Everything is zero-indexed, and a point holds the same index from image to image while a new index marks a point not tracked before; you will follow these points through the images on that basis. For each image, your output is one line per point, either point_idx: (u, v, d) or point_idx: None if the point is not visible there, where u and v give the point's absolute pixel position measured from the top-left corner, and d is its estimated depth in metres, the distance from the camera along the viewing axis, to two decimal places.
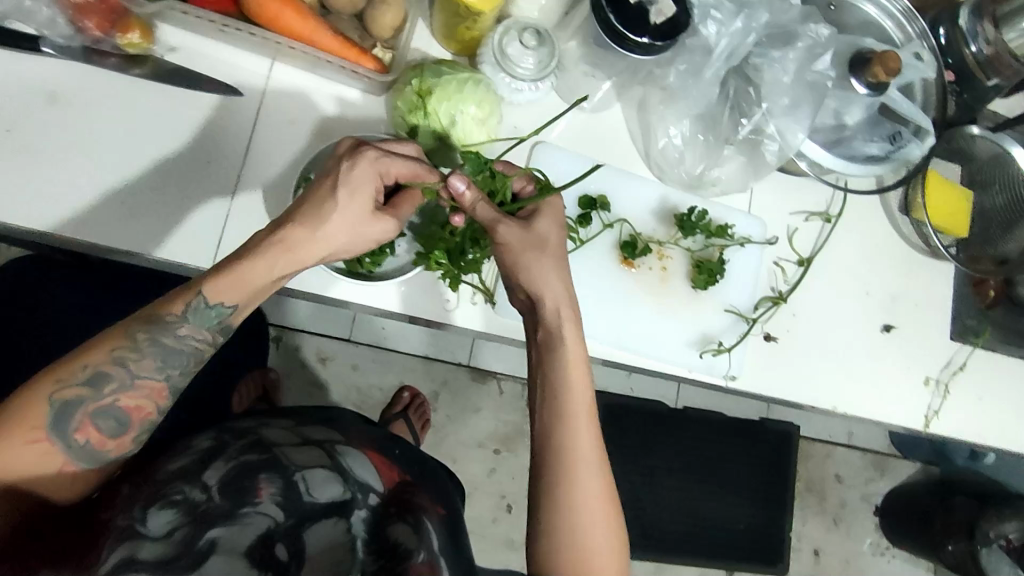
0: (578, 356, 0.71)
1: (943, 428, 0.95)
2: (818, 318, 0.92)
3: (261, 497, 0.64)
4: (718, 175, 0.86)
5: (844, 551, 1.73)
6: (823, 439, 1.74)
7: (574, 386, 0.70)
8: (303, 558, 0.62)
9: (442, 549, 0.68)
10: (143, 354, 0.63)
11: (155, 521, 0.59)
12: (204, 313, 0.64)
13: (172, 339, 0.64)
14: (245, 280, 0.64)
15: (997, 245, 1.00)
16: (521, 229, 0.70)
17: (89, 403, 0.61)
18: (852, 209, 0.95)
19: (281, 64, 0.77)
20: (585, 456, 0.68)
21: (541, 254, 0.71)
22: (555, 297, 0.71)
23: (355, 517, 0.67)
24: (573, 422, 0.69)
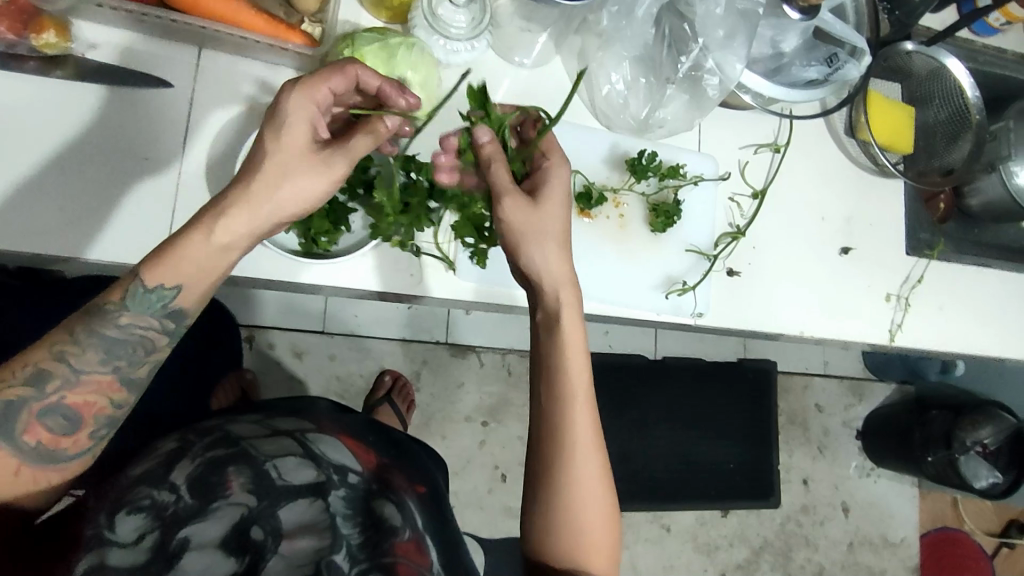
0: (576, 339, 0.70)
1: (908, 340, 0.99)
2: (778, 249, 0.93)
3: (231, 489, 0.65)
4: (664, 115, 0.86)
5: (832, 477, 1.78)
6: (800, 372, 1.79)
7: (570, 368, 0.70)
8: (279, 535, 0.64)
9: (424, 526, 0.73)
10: (84, 348, 0.60)
11: (123, 528, 0.60)
12: (144, 298, 0.61)
13: (112, 329, 0.61)
14: (182, 256, 0.60)
15: (942, 157, 1.02)
16: (528, 206, 0.68)
17: (33, 402, 0.59)
18: (800, 137, 0.96)
19: (209, 50, 0.75)
20: (580, 437, 0.69)
21: (540, 232, 0.69)
22: (554, 277, 0.70)
23: (332, 497, 0.68)
24: (570, 401, 0.69)
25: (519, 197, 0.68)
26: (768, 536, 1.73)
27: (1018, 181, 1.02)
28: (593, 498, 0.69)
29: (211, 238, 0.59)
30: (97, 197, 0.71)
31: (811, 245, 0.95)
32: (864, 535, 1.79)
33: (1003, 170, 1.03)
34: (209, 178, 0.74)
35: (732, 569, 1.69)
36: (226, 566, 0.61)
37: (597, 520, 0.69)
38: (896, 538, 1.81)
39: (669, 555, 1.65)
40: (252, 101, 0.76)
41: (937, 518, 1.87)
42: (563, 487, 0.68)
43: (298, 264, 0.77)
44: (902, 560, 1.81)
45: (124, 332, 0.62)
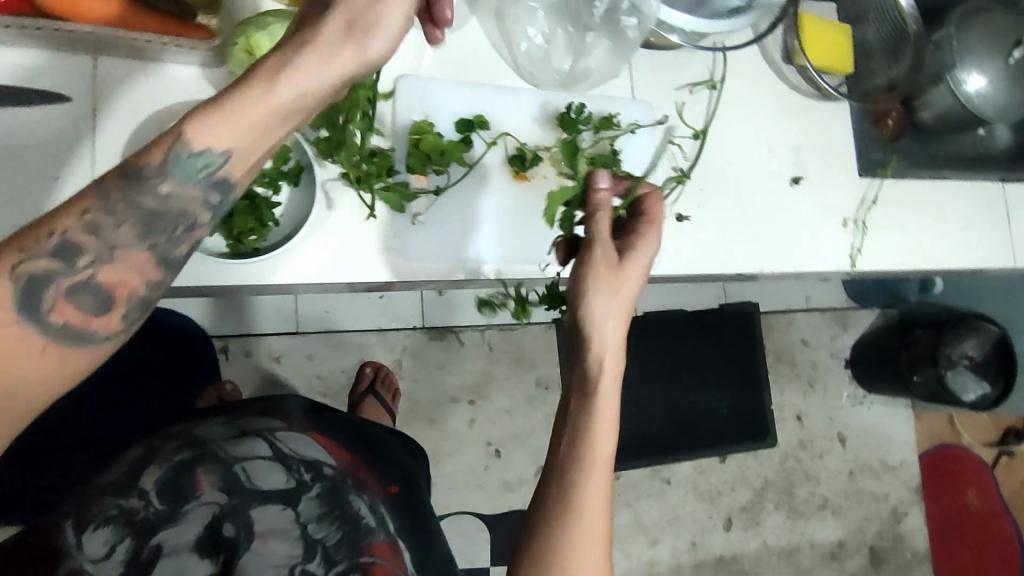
0: (610, 411, 0.63)
1: (869, 263, 0.97)
2: (725, 187, 0.92)
3: (201, 489, 0.66)
4: (587, 65, 0.85)
5: (825, 409, 1.78)
6: (782, 309, 1.78)
7: (599, 435, 0.62)
8: (251, 532, 0.67)
9: (398, 529, 0.73)
10: (117, 217, 0.52)
11: (92, 544, 0.60)
12: (186, 162, 0.52)
13: (151, 198, 0.53)
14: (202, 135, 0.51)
15: (884, 75, 0.99)
16: (609, 262, 0.66)
17: (62, 278, 0.50)
18: (738, 70, 0.94)
19: (105, 58, 0.72)
20: (593, 520, 0.60)
21: (617, 292, 0.66)
22: (598, 335, 0.65)
23: (303, 501, 0.69)
24: (591, 470, 0.61)
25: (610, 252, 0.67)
26: (769, 477, 1.72)
27: (967, 88, 1.00)
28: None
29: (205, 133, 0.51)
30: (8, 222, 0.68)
31: (760, 179, 0.94)
32: (863, 462, 1.79)
33: (951, 80, 1.01)
34: None
35: (737, 514, 1.69)
36: (202, 567, 0.64)
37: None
38: (895, 461, 1.82)
39: (672, 508, 1.64)
40: (160, 103, 0.73)
41: (934, 437, 1.87)
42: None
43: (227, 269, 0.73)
44: (904, 482, 1.82)
45: (162, 203, 0.53)
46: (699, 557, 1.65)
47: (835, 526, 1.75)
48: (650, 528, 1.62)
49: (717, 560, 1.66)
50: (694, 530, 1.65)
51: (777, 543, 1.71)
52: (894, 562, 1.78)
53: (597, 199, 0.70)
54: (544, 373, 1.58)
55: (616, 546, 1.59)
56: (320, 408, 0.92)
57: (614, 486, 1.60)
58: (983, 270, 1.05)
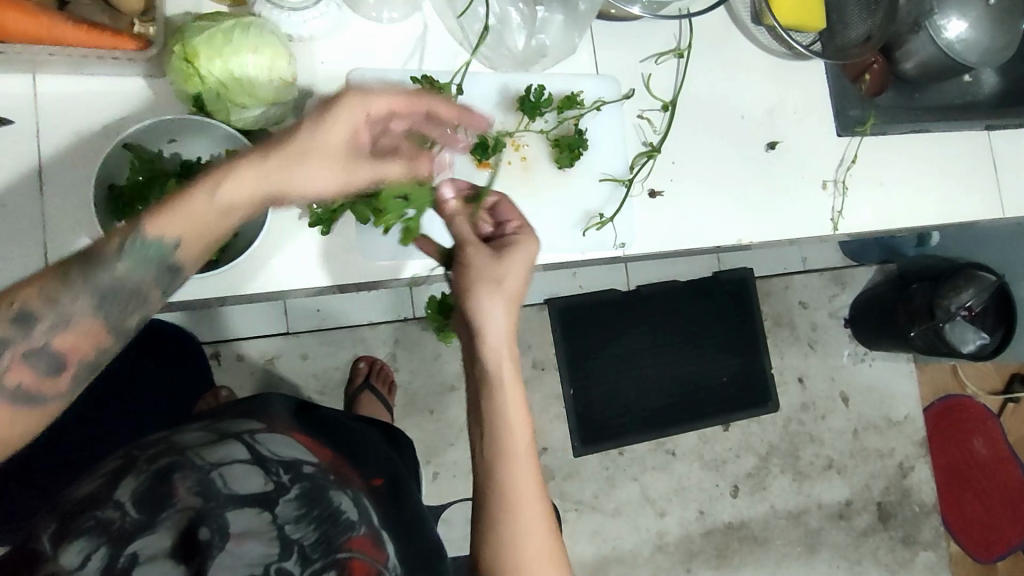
0: (517, 396, 0.67)
1: (852, 225, 0.95)
2: (698, 158, 0.89)
3: (179, 496, 0.62)
4: (544, 40, 0.83)
5: (826, 369, 1.77)
6: (779, 273, 1.75)
7: (514, 423, 0.66)
8: (227, 534, 0.63)
9: (381, 523, 0.75)
10: (75, 293, 0.55)
11: (69, 555, 0.57)
12: (153, 245, 0.56)
13: (106, 278, 0.55)
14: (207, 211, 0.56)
15: (856, 28, 0.95)
16: (488, 255, 0.69)
17: (18, 345, 0.53)
18: (705, 35, 0.91)
19: (44, 74, 0.69)
20: (530, 501, 0.65)
21: (499, 278, 0.68)
22: (493, 330, 0.67)
23: (282, 500, 0.67)
24: (513, 460, 0.65)
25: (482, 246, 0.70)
26: (773, 441, 1.71)
27: (948, 35, 0.95)
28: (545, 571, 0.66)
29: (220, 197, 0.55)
30: None
31: (735, 146, 0.91)
32: (867, 420, 1.78)
33: (931, 26, 0.96)
34: (76, 208, 0.70)
35: (743, 480, 1.68)
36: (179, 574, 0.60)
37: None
38: (899, 416, 1.81)
39: (678, 478, 1.64)
40: (104, 118, 0.71)
41: (938, 388, 1.86)
42: (518, 562, 0.65)
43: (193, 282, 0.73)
44: (909, 436, 1.81)
45: (119, 282, 0.56)
46: (708, 525, 1.65)
47: (842, 484, 1.75)
48: (658, 500, 1.62)
49: (726, 527, 1.66)
50: (701, 499, 1.65)
51: (784, 507, 1.71)
52: (902, 516, 1.78)
53: (449, 211, 0.73)
54: (539, 355, 1.57)
55: (625, 520, 1.59)
56: (296, 404, 0.91)
57: (617, 461, 1.59)
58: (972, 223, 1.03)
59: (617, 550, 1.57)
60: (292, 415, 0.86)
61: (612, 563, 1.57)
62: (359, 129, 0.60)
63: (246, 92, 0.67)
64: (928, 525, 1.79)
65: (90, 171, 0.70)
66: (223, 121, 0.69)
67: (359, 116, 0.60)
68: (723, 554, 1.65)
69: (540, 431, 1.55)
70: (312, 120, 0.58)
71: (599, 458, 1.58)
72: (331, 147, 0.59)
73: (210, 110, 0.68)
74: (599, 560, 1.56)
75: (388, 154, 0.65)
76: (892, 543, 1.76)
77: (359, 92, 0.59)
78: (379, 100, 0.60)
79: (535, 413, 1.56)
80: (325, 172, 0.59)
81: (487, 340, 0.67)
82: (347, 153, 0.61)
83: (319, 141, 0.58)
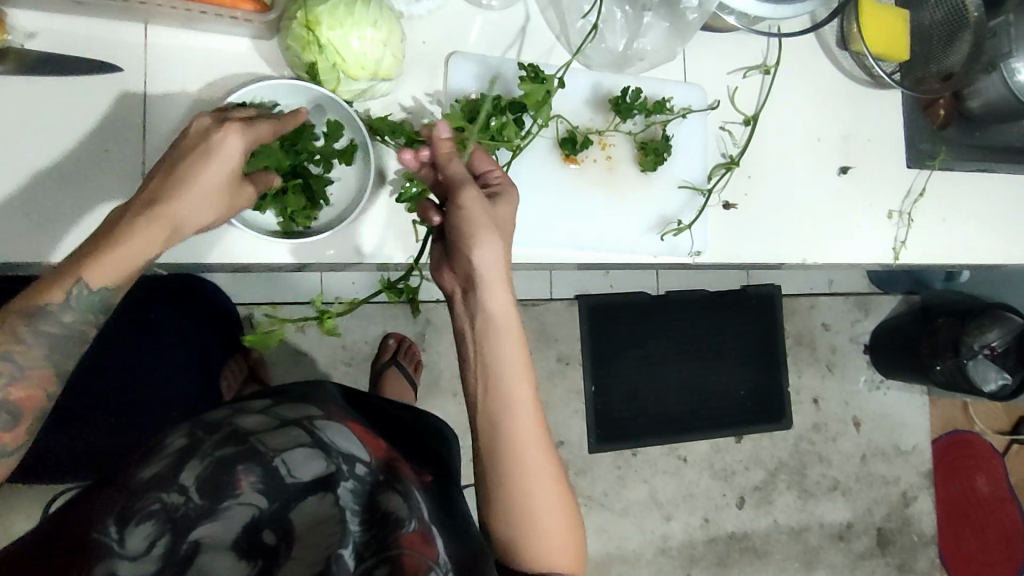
0: (515, 341, 0.68)
1: (912, 256, 0.97)
2: (774, 176, 0.90)
3: (240, 488, 0.63)
4: (643, 46, 0.84)
5: (842, 393, 1.68)
6: (805, 292, 1.66)
7: (511, 377, 0.67)
8: (292, 538, 0.62)
9: (431, 517, 0.69)
10: (27, 345, 0.56)
11: (133, 538, 0.57)
12: (87, 296, 0.56)
13: (56, 326, 0.57)
14: (122, 260, 0.55)
15: (941, 61, 0.95)
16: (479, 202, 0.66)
17: None
18: (791, 55, 0.92)
19: (156, 26, 0.72)
20: (531, 442, 0.68)
21: (491, 226, 0.65)
22: (492, 274, 0.66)
23: (341, 491, 0.66)
24: (513, 414, 0.67)
25: (477, 190, 0.66)
26: (782, 457, 1.62)
27: (1021, 78, 0.91)
28: (554, 514, 0.70)
29: (140, 251, 0.56)
30: (60, 198, 0.69)
31: (809, 168, 0.92)
32: (876, 446, 1.70)
33: (1005, 68, 0.92)
34: None
35: (750, 493, 1.60)
36: (236, 567, 0.59)
37: (559, 522, 0.70)
38: (908, 446, 1.72)
39: (687, 484, 1.56)
40: (211, 77, 0.73)
41: (947, 422, 1.77)
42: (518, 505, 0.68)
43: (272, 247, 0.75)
44: (915, 467, 1.73)
45: (67, 330, 0.58)
46: (712, 533, 1.57)
47: (845, 507, 1.66)
48: (666, 504, 1.54)
49: (728, 536, 1.58)
50: (707, 507, 1.57)
51: (787, 522, 1.62)
52: (900, 544, 1.70)
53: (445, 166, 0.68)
54: (566, 350, 1.48)
55: (632, 520, 1.52)
56: (342, 388, 0.86)
57: (630, 461, 1.52)
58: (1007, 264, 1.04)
59: (622, 548, 1.50)
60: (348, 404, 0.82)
61: (615, 561, 1.50)
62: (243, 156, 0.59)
63: (359, 65, 0.68)
64: (924, 556, 1.71)
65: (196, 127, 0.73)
66: (331, 90, 0.71)
67: (240, 145, 0.58)
68: (723, 564, 1.58)
69: (556, 424, 1.47)
70: (195, 156, 0.57)
71: (613, 456, 1.51)
72: (225, 182, 0.58)
73: (321, 78, 0.70)
74: (602, 557, 1.49)
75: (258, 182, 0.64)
76: (887, 570, 1.69)
77: (240, 128, 0.58)
78: (259, 128, 0.59)
79: (554, 408, 1.47)
80: (211, 207, 0.59)
81: (489, 291, 0.66)
82: (232, 178, 0.59)
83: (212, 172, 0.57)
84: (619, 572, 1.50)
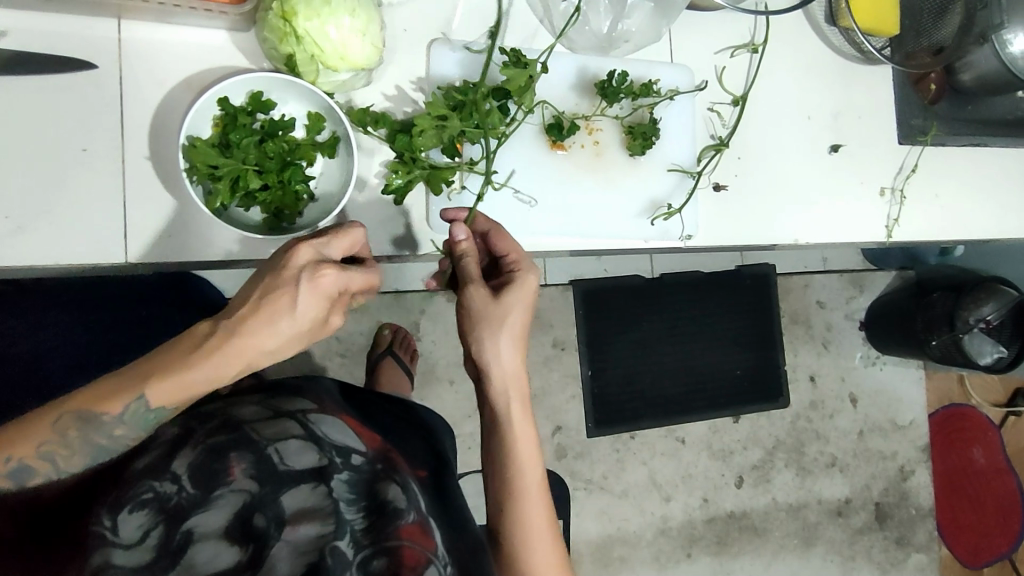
0: (525, 431, 0.73)
1: (905, 233, 0.96)
2: (764, 155, 0.89)
3: (233, 475, 0.62)
4: (627, 28, 0.83)
5: (838, 370, 1.68)
6: (799, 271, 1.65)
7: (523, 465, 0.72)
8: (284, 523, 0.62)
9: (429, 508, 0.69)
10: (73, 450, 0.59)
11: (126, 528, 0.57)
12: (144, 415, 0.59)
13: (105, 437, 0.60)
14: (184, 390, 0.58)
15: (931, 34, 0.94)
16: (523, 310, 0.72)
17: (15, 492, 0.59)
18: (778, 33, 0.91)
19: (129, 20, 0.70)
20: (536, 525, 0.72)
21: (509, 327, 0.71)
22: (505, 375, 0.72)
23: (335, 481, 0.65)
24: (523, 497, 0.72)
25: (522, 295, 0.72)
26: (780, 435, 1.63)
27: (1012, 50, 0.89)
28: None
29: (227, 377, 0.59)
30: (41, 198, 0.68)
31: (801, 148, 0.91)
32: (873, 421, 1.70)
33: (996, 40, 0.89)
34: (156, 161, 0.71)
35: (748, 472, 1.61)
36: (229, 555, 0.59)
37: None
38: (905, 421, 1.73)
39: (685, 465, 1.56)
40: (186, 71, 0.72)
41: (943, 396, 1.77)
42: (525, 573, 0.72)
43: (248, 244, 0.73)
44: (912, 441, 1.73)
45: (114, 441, 0.60)
46: (711, 512, 1.58)
47: (843, 483, 1.67)
48: (664, 485, 1.55)
49: (728, 515, 1.58)
50: (706, 487, 1.58)
51: (785, 500, 1.63)
52: (898, 517, 1.70)
53: (461, 250, 0.71)
54: (561, 335, 1.48)
55: (630, 502, 1.52)
56: (332, 380, 0.85)
57: (628, 445, 1.52)
58: (1001, 239, 1.03)
59: (622, 531, 1.51)
60: (343, 400, 0.81)
61: (616, 543, 1.50)
62: (327, 302, 0.61)
63: (338, 54, 0.67)
64: (921, 529, 1.72)
65: (175, 124, 0.72)
66: (310, 82, 0.70)
67: (328, 289, 0.60)
68: (723, 542, 1.58)
69: (553, 409, 1.47)
70: (282, 296, 0.58)
71: (611, 440, 1.51)
72: (309, 316, 0.59)
73: (300, 70, 0.69)
74: (603, 540, 1.50)
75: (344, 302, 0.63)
76: (886, 544, 1.69)
77: (333, 274, 0.59)
78: (349, 276, 0.61)
79: (550, 393, 1.47)
80: (292, 339, 0.60)
81: (505, 385, 0.72)
82: (315, 320, 0.61)
83: (293, 316, 0.58)
84: (621, 554, 1.51)
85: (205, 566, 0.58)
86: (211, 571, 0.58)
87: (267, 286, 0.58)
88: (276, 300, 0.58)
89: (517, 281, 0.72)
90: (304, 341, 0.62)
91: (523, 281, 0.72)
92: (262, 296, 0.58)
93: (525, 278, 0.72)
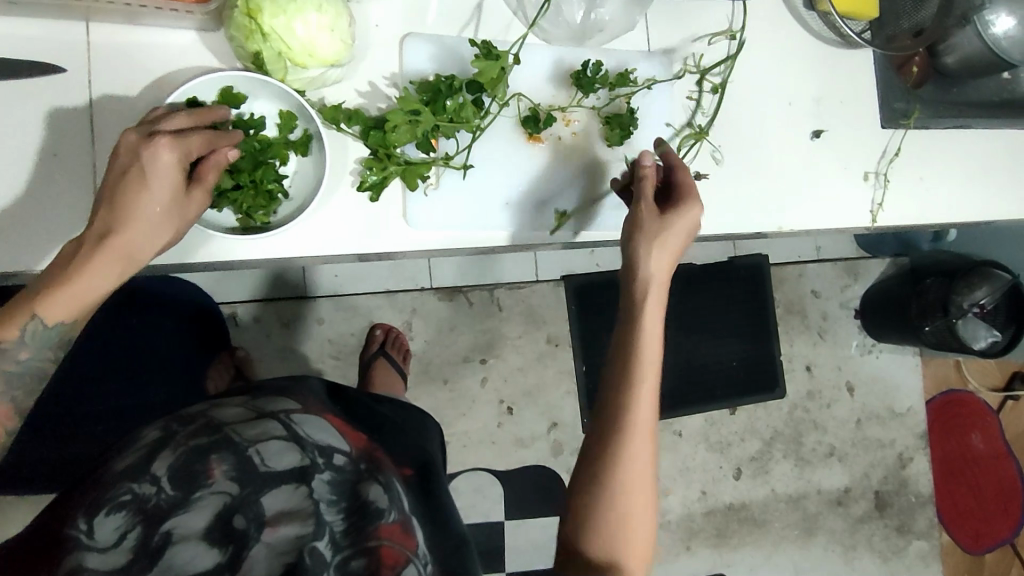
0: (653, 333, 0.72)
1: (890, 218, 0.95)
2: (745, 144, 0.89)
3: (213, 477, 0.61)
4: (602, 16, 0.83)
5: (835, 359, 1.67)
6: (793, 261, 1.65)
7: (645, 372, 0.70)
8: (263, 524, 0.61)
9: (411, 508, 0.69)
10: None
11: (103, 531, 0.57)
12: (43, 333, 0.59)
13: (13, 364, 0.60)
14: (76, 296, 0.59)
15: (911, 16, 0.93)
16: (675, 237, 0.73)
17: None
18: (756, 20, 0.90)
19: (97, 23, 0.70)
20: (639, 445, 0.68)
21: (665, 242, 0.73)
22: (647, 274, 0.73)
23: (316, 482, 0.64)
24: (636, 407, 0.68)
25: (681, 221, 0.74)
26: (778, 426, 1.62)
27: (995, 31, 0.93)
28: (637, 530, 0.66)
29: (117, 277, 0.60)
30: (11, 205, 0.68)
31: (782, 135, 0.91)
32: (871, 410, 1.69)
33: (979, 21, 0.93)
34: None
35: (746, 463, 1.60)
36: (209, 556, 0.59)
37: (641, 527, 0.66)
38: (903, 408, 1.72)
39: (682, 458, 1.56)
40: (155, 73, 0.71)
41: (940, 383, 1.77)
42: (616, 496, 0.66)
43: (224, 245, 0.73)
44: (910, 429, 1.72)
45: (24, 367, 0.60)
46: (710, 505, 1.57)
47: (842, 472, 1.66)
48: (661, 479, 1.54)
49: (726, 508, 1.58)
50: (703, 480, 1.57)
51: (785, 491, 1.62)
52: (898, 505, 1.69)
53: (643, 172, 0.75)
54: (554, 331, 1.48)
55: None
56: (320, 380, 0.85)
57: None
58: (991, 222, 1.02)
59: None
60: (329, 398, 0.80)
61: None
62: (181, 170, 0.61)
63: (306, 52, 0.66)
64: (922, 516, 1.71)
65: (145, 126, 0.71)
66: (280, 80, 0.69)
67: (175, 162, 0.61)
68: (722, 535, 1.57)
69: None
70: (139, 176, 0.59)
71: None
72: (170, 190, 0.61)
73: (268, 68, 0.68)
74: None
75: (207, 172, 0.63)
76: (887, 532, 1.68)
77: (167, 142, 0.60)
78: (190, 134, 0.61)
79: None
80: (167, 221, 0.61)
81: (648, 287, 0.73)
82: (178, 196, 0.62)
83: (155, 194, 0.60)
84: None
85: (183, 567, 0.58)
86: (191, 571, 0.58)
87: (121, 169, 0.60)
88: (132, 180, 0.59)
89: (682, 207, 0.74)
90: (181, 223, 0.63)
91: (688, 209, 0.74)
92: (117, 179, 0.60)
93: (688, 207, 0.74)
